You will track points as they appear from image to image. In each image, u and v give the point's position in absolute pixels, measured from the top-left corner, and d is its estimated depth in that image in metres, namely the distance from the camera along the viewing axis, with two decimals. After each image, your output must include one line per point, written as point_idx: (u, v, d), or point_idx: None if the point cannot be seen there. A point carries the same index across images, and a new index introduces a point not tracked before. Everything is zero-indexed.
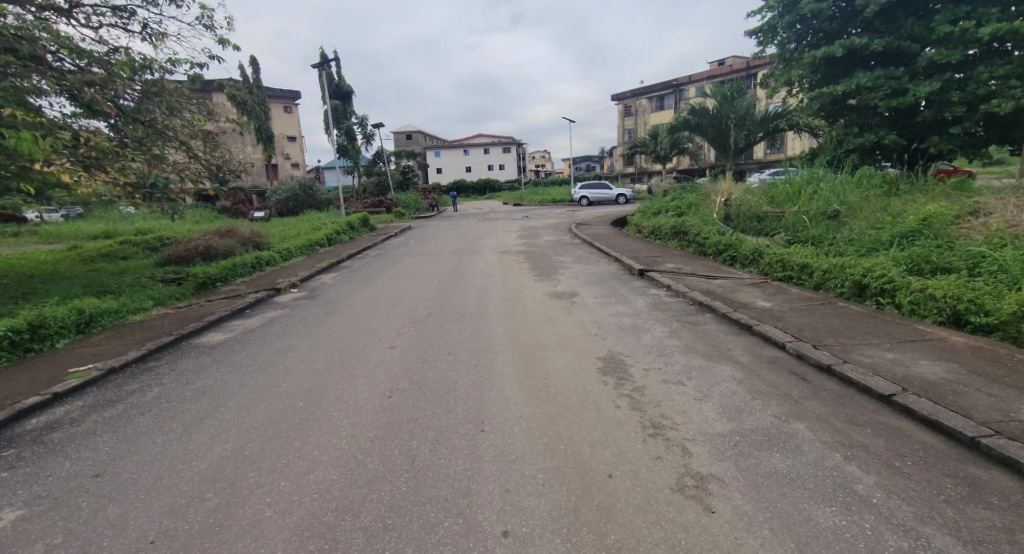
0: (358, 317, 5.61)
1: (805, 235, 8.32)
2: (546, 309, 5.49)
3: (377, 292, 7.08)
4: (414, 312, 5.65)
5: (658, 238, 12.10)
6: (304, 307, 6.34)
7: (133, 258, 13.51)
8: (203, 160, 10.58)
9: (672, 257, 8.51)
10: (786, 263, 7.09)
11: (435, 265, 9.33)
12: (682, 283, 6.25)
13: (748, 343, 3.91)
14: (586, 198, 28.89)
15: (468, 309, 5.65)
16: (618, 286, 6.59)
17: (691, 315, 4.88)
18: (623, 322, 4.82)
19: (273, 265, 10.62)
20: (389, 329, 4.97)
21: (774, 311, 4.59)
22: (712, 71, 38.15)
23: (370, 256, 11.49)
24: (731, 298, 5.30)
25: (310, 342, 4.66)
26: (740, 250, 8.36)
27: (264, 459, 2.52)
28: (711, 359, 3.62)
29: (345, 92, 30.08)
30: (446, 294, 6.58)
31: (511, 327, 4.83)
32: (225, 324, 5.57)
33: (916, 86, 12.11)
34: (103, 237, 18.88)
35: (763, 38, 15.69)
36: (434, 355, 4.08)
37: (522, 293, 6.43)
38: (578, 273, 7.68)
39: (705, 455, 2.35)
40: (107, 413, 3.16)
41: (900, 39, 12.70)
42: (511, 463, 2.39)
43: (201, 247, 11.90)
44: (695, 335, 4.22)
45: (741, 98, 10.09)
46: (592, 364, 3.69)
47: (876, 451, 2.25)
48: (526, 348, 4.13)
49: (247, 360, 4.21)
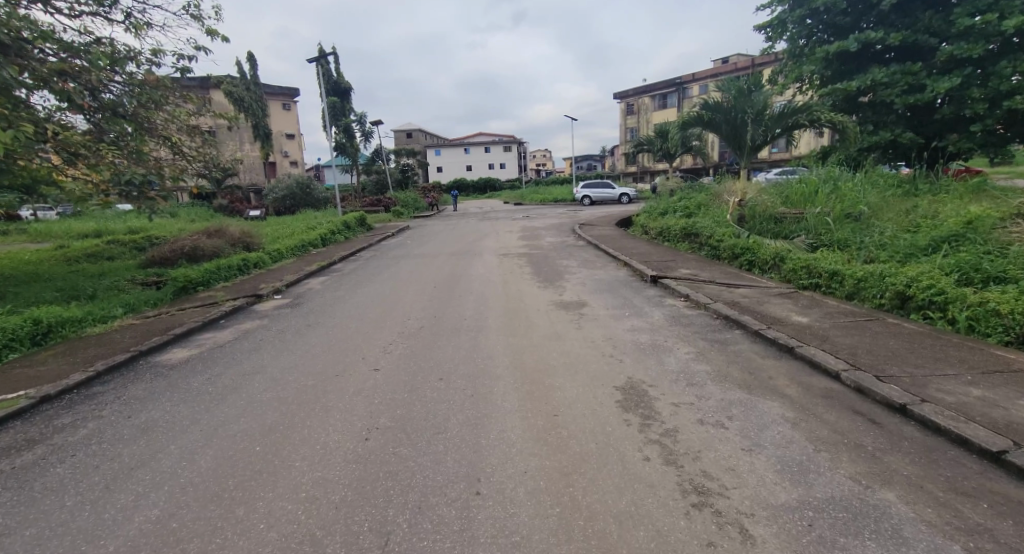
0: (344, 329, 5.05)
1: (829, 239, 7.74)
2: (553, 323, 4.91)
3: (367, 300, 6.50)
4: (406, 324, 5.09)
5: (666, 240, 11.53)
6: (285, 318, 5.75)
7: (118, 259, 12.95)
8: (190, 155, 10.05)
9: (686, 262, 7.91)
10: (812, 269, 6.52)
11: (432, 269, 8.74)
12: (702, 292, 5.66)
13: (792, 369, 3.33)
14: (588, 197, 28.30)
15: (465, 322, 5.08)
16: (630, 295, 6.00)
17: (717, 332, 4.29)
18: (640, 339, 4.24)
19: (261, 268, 10.06)
20: (375, 346, 4.40)
21: (814, 328, 4.00)
22: (716, 69, 37.52)
23: (364, 259, 10.91)
24: (761, 311, 4.71)
25: (283, 362, 4.08)
26: (759, 255, 7.79)
27: (194, 538, 1.94)
28: (752, 392, 3.04)
29: (344, 89, 29.51)
30: (441, 302, 6.00)
31: (512, 345, 4.25)
32: (194, 337, 4.99)
33: (936, 81, 11.49)
34: (92, 237, 18.30)
35: (773, 33, 15.09)
36: (424, 382, 3.51)
37: (524, 302, 5.85)
38: (585, 279, 7.11)
39: (774, 542, 1.76)
40: (20, 460, 2.58)
41: (917, 33, 12.11)
42: (515, 550, 1.81)
43: (187, 246, 11.31)
44: (727, 359, 3.63)
45: (758, 92, 9.49)
46: (610, 396, 3.11)
47: (1008, 542, 1.67)
48: (531, 374, 3.55)
49: (208, 385, 3.62)
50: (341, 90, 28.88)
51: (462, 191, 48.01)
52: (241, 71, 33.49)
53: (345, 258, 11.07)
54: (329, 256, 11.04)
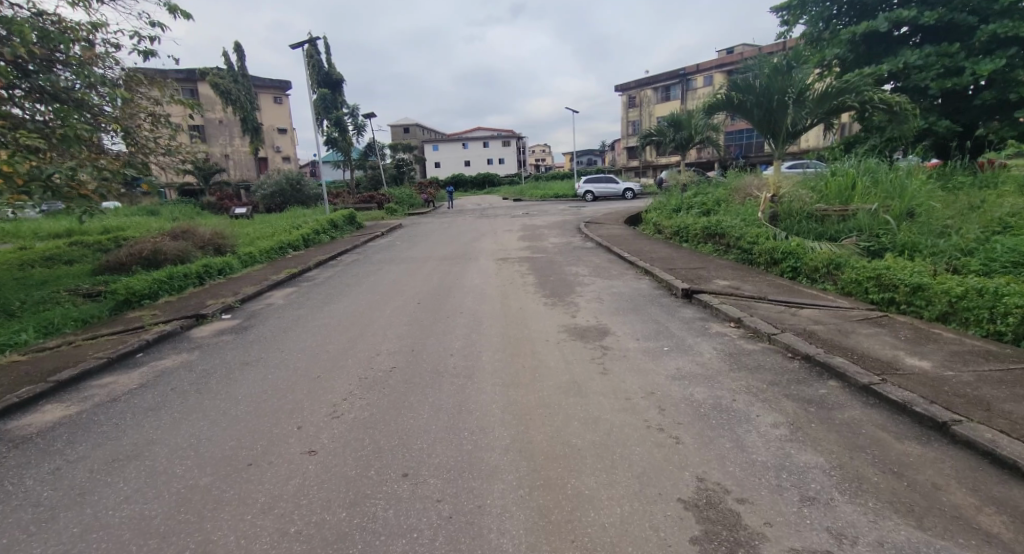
0: (292, 370, 3.83)
1: (890, 243, 6.50)
2: (568, 364, 3.66)
3: (331, 323, 5.26)
4: (373, 364, 3.86)
5: (686, 241, 10.30)
6: (222, 351, 4.47)
7: (76, 263, 11.61)
8: (147, 146, 9.20)
9: (719, 270, 6.64)
10: (884, 280, 5.28)
11: (419, 277, 7.50)
12: (758, 315, 4.41)
13: (965, 470, 2.07)
14: (591, 192, 27.02)
15: (450, 361, 3.83)
16: (662, 318, 4.71)
17: (803, 385, 3.02)
18: (697, 397, 2.96)
19: (225, 275, 8.79)
20: (324, 403, 3.18)
21: (956, 384, 2.74)
22: (720, 59, 36.07)
23: (342, 264, 9.65)
24: (855, 349, 3.44)
25: (182, 434, 2.80)
26: (806, 260, 6.56)
27: None
28: (926, 525, 1.77)
29: (335, 81, 27.82)
30: (424, 328, 4.76)
31: (513, 405, 3.00)
32: (85, 383, 3.71)
33: (976, 63, 10.25)
34: (59, 237, 16.95)
35: (790, 16, 13.78)
36: (376, 484, 2.25)
37: (529, 329, 4.58)
38: (601, 293, 5.86)
39: None
40: None
41: (953, 11, 10.85)
42: None
43: (147, 249, 9.99)
44: (843, 441, 2.37)
45: (798, 69, 8.17)
46: (679, 529, 1.85)
47: None
48: (546, 467, 2.33)
49: (45, 484, 2.34)
50: (331, 81, 27.48)
51: (459, 187, 46.63)
52: (228, 62, 32.02)
53: (323, 263, 9.80)
54: (306, 261, 9.77)
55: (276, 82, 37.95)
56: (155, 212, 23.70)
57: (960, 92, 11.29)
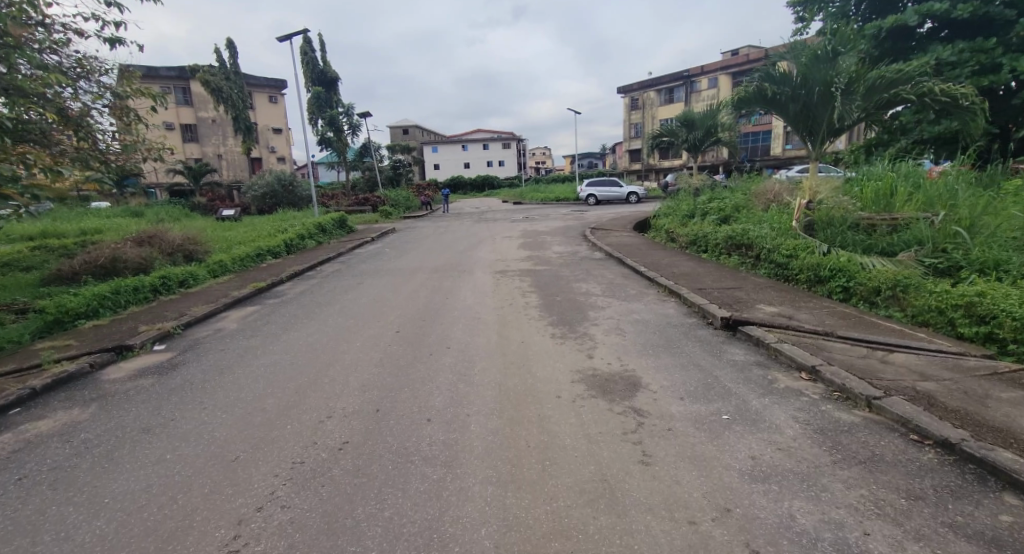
0: (206, 444, 2.72)
1: (963, 260, 5.45)
2: (594, 444, 2.56)
3: (283, 360, 4.15)
4: (319, 437, 2.76)
5: (706, 252, 9.25)
6: (128, 403, 3.36)
7: (30, 271, 10.49)
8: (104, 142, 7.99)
9: (759, 291, 5.58)
10: (977, 310, 4.20)
11: (403, 295, 6.40)
12: (839, 362, 3.34)
13: None
14: (593, 195, 25.93)
15: (424, 434, 2.73)
16: (707, 364, 3.62)
17: (965, 505, 1.92)
18: (804, 527, 1.86)
19: (184, 286, 7.69)
20: (225, 518, 2.08)
21: None
22: (725, 60, 34.95)
23: (321, 276, 8.56)
24: (1015, 428, 2.35)
25: None
26: (862, 279, 5.48)
27: None
28: None
29: (329, 80, 26.79)
30: (398, 373, 3.65)
31: (514, 535, 1.91)
32: None
33: (1015, 59, 9.20)
34: (29, 240, 15.84)
35: (805, 13, 12.63)
36: None
37: (534, 377, 3.48)
38: (621, 322, 4.77)
39: None
40: None
41: (989, 4, 9.75)
42: None
43: (104, 256, 8.89)
44: None
45: (845, 56, 7.07)
46: None
47: None
48: None
49: None
50: (326, 80, 26.45)
51: (458, 189, 45.60)
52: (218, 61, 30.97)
53: (300, 275, 8.69)
54: (280, 272, 8.69)
55: (269, 82, 36.87)
56: (139, 213, 22.62)
57: (993, 91, 10.20)
